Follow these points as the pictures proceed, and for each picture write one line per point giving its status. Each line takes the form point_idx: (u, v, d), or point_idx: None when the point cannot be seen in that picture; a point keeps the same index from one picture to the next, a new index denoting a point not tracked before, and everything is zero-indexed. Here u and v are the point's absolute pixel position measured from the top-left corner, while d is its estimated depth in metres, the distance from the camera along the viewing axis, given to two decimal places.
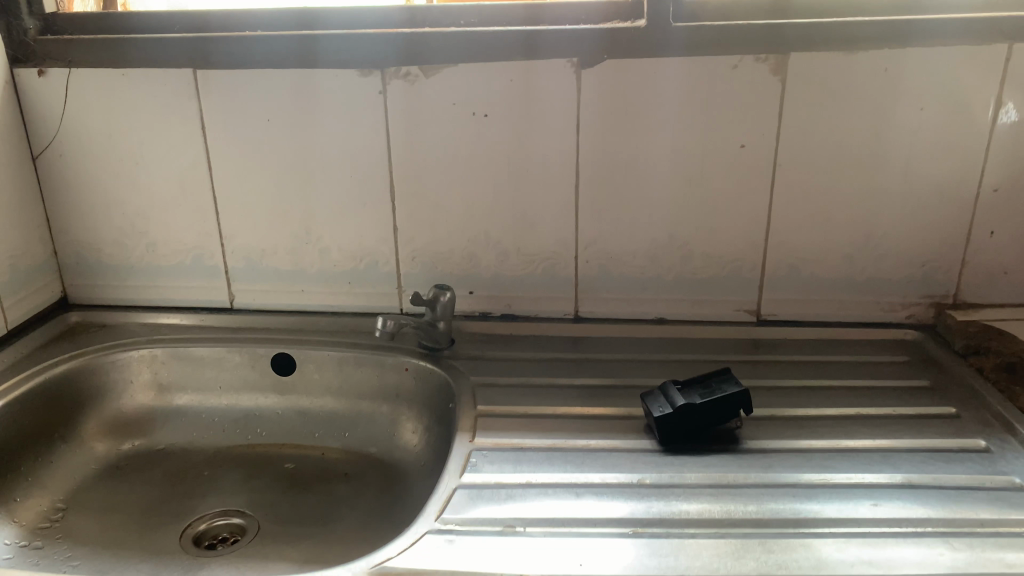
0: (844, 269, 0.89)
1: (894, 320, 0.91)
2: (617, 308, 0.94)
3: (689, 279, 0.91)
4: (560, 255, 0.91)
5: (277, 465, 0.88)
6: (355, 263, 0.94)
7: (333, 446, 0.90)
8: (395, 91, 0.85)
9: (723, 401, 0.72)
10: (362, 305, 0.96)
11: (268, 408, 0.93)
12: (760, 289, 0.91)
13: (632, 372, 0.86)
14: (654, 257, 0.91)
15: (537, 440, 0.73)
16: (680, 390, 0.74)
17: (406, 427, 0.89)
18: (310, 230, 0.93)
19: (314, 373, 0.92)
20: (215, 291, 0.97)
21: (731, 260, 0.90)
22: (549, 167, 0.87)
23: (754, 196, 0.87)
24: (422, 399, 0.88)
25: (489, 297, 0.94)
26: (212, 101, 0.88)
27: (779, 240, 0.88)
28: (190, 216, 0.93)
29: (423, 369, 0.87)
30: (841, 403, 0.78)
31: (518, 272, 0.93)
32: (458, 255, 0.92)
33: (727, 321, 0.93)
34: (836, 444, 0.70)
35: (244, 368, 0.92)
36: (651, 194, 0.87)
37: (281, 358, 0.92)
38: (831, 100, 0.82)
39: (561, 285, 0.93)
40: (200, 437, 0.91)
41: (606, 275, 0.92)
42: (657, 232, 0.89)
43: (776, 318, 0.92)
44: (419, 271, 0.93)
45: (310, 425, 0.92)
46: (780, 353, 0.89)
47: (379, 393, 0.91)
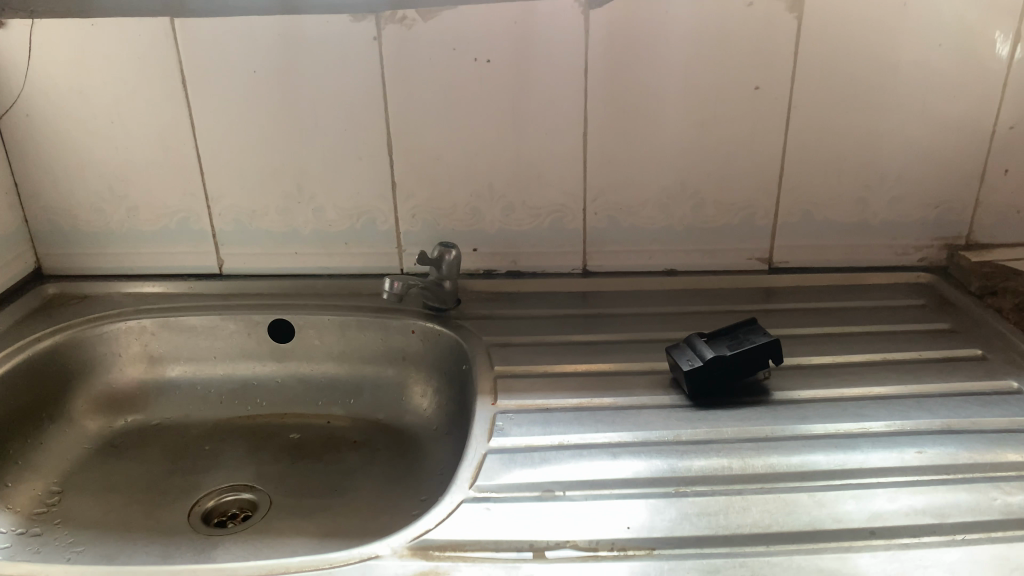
0: (858, 213, 0.88)
1: (907, 264, 0.90)
2: (626, 261, 0.91)
3: (700, 228, 0.89)
4: (567, 207, 0.88)
5: (282, 435, 0.85)
6: (352, 222, 0.89)
7: (339, 413, 0.87)
8: (391, 37, 0.80)
9: (754, 353, 0.69)
10: (360, 266, 0.92)
11: (267, 376, 0.89)
12: (773, 236, 0.89)
13: (648, 325, 0.83)
14: (666, 207, 0.88)
15: (562, 400, 0.70)
16: (707, 343, 0.71)
17: (415, 390, 0.86)
18: (302, 188, 0.88)
19: (315, 339, 0.88)
20: (203, 256, 0.92)
21: (744, 207, 0.87)
22: (555, 115, 0.83)
23: (767, 140, 0.84)
24: (431, 361, 0.85)
25: (494, 254, 0.91)
26: (191, 52, 0.82)
27: (792, 185, 0.86)
28: (173, 177, 0.88)
29: (431, 330, 0.84)
30: (866, 347, 0.76)
31: (524, 227, 0.89)
32: (461, 210, 0.88)
33: (739, 271, 0.91)
34: (869, 391, 0.69)
35: (240, 336, 0.88)
36: (662, 140, 0.84)
37: (279, 325, 0.87)
38: (850, 37, 0.79)
39: (568, 238, 0.90)
40: (197, 411, 0.87)
41: (615, 227, 0.89)
42: (668, 180, 0.86)
43: (788, 266, 0.90)
44: (420, 228, 0.89)
45: (314, 393, 0.88)
46: (794, 300, 0.87)
47: (384, 357, 0.87)
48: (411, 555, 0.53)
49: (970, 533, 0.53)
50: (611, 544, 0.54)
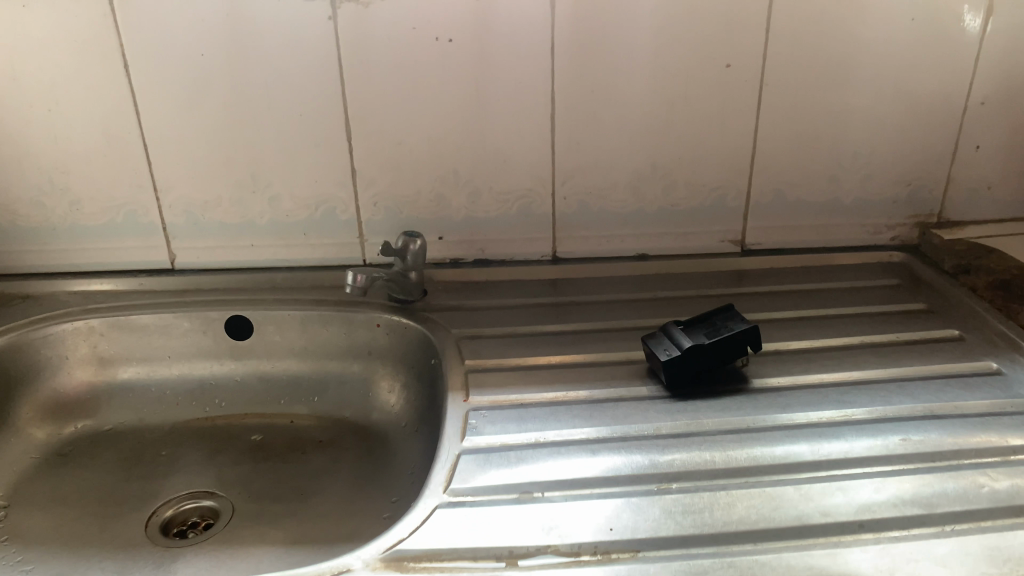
0: (831, 192, 0.86)
1: (879, 243, 0.89)
2: (597, 246, 0.88)
3: (672, 211, 0.86)
4: (535, 191, 0.85)
5: (243, 438, 0.81)
6: (310, 212, 0.85)
7: (302, 412, 0.83)
8: (347, 17, 0.76)
9: (732, 341, 0.67)
10: (321, 257, 0.88)
11: (225, 375, 0.85)
12: (745, 218, 0.87)
13: (622, 313, 0.81)
14: (636, 189, 0.85)
15: (537, 395, 0.68)
16: (683, 331, 0.69)
17: (382, 386, 0.82)
18: (257, 177, 0.84)
19: (275, 336, 0.84)
20: (153, 251, 0.87)
21: (716, 188, 0.85)
22: (521, 96, 0.80)
23: (739, 119, 0.82)
24: (398, 355, 0.82)
25: (460, 242, 0.87)
26: (133, 34, 0.77)
27: (764, 165, 0.84)
28: (118, 167, 0.83)
29: (397, 323, 0.81)
30: (843, 329, 0.75)
31: (491, 213, 0.86)
32: (425, 197, 0.85)
33: (712, 253, 0.89)
34: (849, 376, 0.68)
35: (196, 335, 0.84)
36: (631, 121, 0.82)
37: (236, 321, 0.83)
38: (824, 12, 0.77)
39: (537, 224, 0.87)
40: (152, 415, 0.83)
41: (585, 211, 0.86)
42: (639, 162, 0.84)
43: (761, 247, 0.89)
44: (383, 217, 0.86)
45: (275, 391, 0.84)
46: (768, 282, 0.85)
47: (349, 352, 0.83)
48: (385, 568, 0.50)
49: (960, 524, 0.51)
50: (593, 548, 0.51)
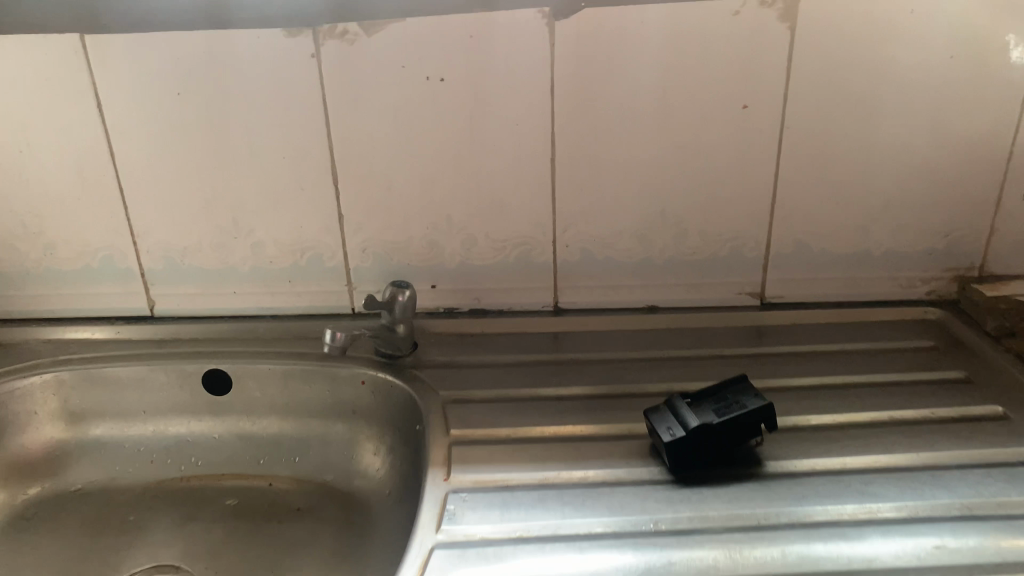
0: (860, 243, 0.78)
1: (913, 297, 0.81)
2: (602, 297, 0.82)
3: (684, 261, 0.79)
4: (535, 238, 0.79)
5: (216, 502, 0.76)
6: (295, 258, 0.80)
7: (281, 474, 0.78)
8: (331, 54, 0.71)
9: (743, 419, 0.60)
10: (306, 306, 0.82)
11: (203, 433, 0.79)
12: (764, 269, 0.80)
13: (627, 376, 0.74)
14: (645, 238, 0.78)
15: (525, 476, 0.61)
16: (690, 405, 0.62)
17: (366, 448, 0.77)
18: (238, 222, 0.78)
19: (255, 391, 0.78)
20: (131, 298, 0.82)
21: (732, 238, 0.78)
22: (519, 138, 0.74)
23: (758, 164, 0.75)
24: (384, 416, 0.76)
25: (454, 291, 0.81)
26: (107, 73, 0.73)
27: (786, 213, 0.77)
28: (94, 210, 0.78)
29: (382, 382, 0.75)
30: (871, 402, 0.67)
31: (487, 261, 0.80)
32: (416, 244, 0.79)
33: (728, 307, 0.81)
34: (876, 462, 0.60)
35: (172, 389, 0.79)
36: (638, 165, 0.75)
37: (214, 375, 0.78)
38: (850, 49, 0.70)
39: (537, 273, 0.80)
40: (124, 474, 0.78)
41: (589, 259, 0.80)
42: (647, 209, 0.77)
43: (782, 301, 0.81)
44: (372, 264, 0.80)
45: (253, 450, 0.79)
46: (789, 341, 0.78)
47: (332, 410, 0.78)
48: None
49: None
50: None
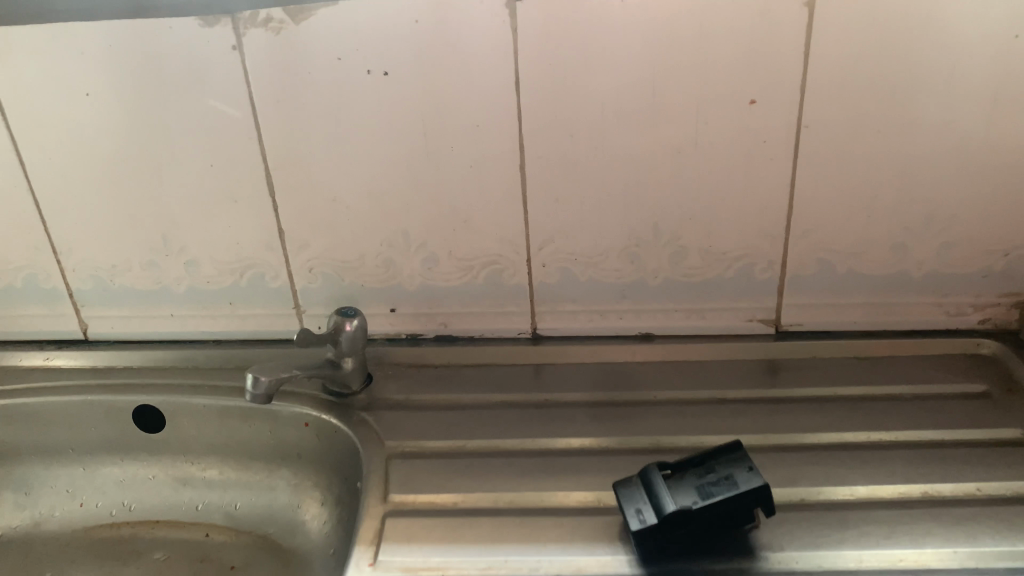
0: (898, 263, 0.65)
1: (964, 326, 0.67)
2: (588, 324, 0.70)
3: (683, 284, 0.67)
4: (505, 257, 0.67)
5: (145, 556, 0.67)
6: (234, 278, 0.70)
7: (219, 523, 0.69)
8: (255, 46, 0.60)
9: (732, 503, 0.49)
10: (251, 331, 0.73)
11: (136, 473, 0.71)
12: (779, 293, 0.67)
13: (608, 425, 0.63)
14: (635, 256, 0.66)
15: (465, 562, 0.51)
16: (669, 481, 0.51)
17: (312, 498, 0.67)
18: (168, 238, 0.69)
19: (191, 430, 0.70)
20: (61, 320, 0.74)
21: (740, 256, 0.65)
22: (480, 142, 0.62)
23: (771, 171, 0.61)
24: (330, 464, 0.66)
25: (416, 316, 0.70)
26: (7, 72, 0.63)
27: (806, 227, 0.63)
28: (10, 226, 0.70)
29: (327, 425, 0.66)
30: (899, 472, 0.55)
31: (452, 283, 0.68)
32: (369, 263, 0.68)
33: (737, 336, 0.69)
34: (899, 560, 0.48)
35: (101, 425, 0.70)
36: (624, 173, 0.62)
37: (145, 412, 0.70)
38: (887, 30, 0.56)
39: (510, 296, 0.69)
40: (51, 519, 0.70)
41: (570, 281, 0.68)
42: (638, 223, 0.64)
43: (801, 329, 0.68)
44: (320, 286, 0.69)
45: (191, 495, 0.70)
46: (806, 381, 0.65)
47: (276, 453, 0.69)
48: None
49: None
50: None
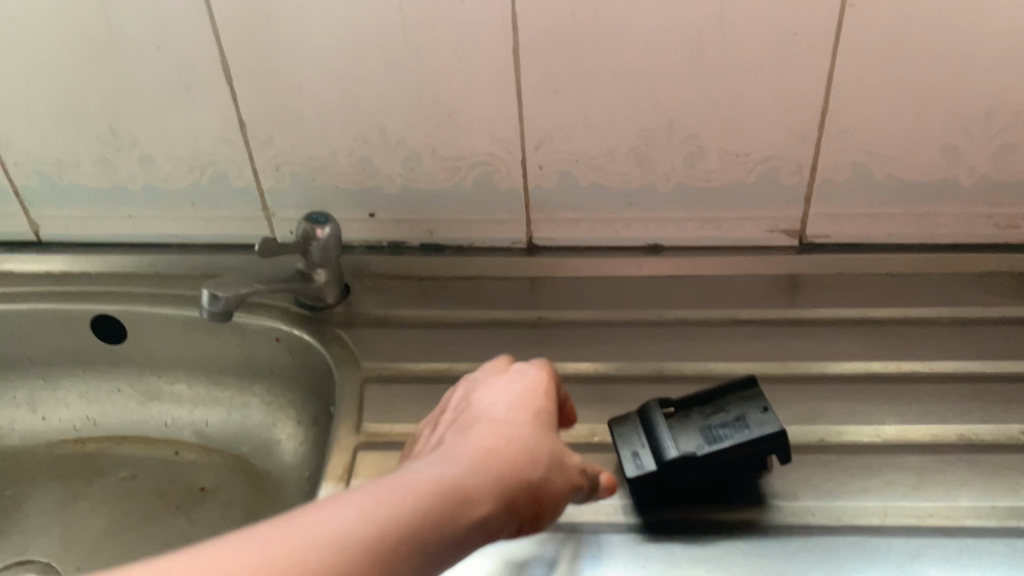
0: (946, 168, 0.56)
1: (1014, 240, 0.59)
2: (590, 233, 0.62)
3: (699, 189, 0.59)
4: (497, 156, 0.59)
5: (110, 475, 0.64)
6: (194, 176, 0.62)
7: (189, 440, 0.65)
8: None
9: (743, 452, 0.43)
10: (217, 234, 0.66)
11: (100, 386, 0.67)
12: (807, 201, 0.59)
13: (609, 349, 0.57)
14: (645, 158, 0.58)
15: None
16: (673, 421, 0.45)
17: (286, 418, 0.63)
18: (117, 130, 0.60)
19: (155, 343, 0.64)
20: (8, 221, 0.66)
21: (765, 158, 0.57)
22: (467, 20, 0.52)
23: (809, 58, 0.52)
24: (304, 382, 0.62)
25: (398, 220, 0.63)
26: None
27: (844, 126, 0.55)
28: None
29: (299, 342, 0.60)
30: (933, 411, 0.49)
31: (437, 184, 0.61)
32: (343, 161, 0.60)
33: (757, 249, 0.62)
34: (930, 516, 0.43)
35: (58, 337, 0.65)
36: (636, 59, 0.53)
37: (104, 322, 0.64)
38: None
39: (503, 201, 0.61)
40: (12, 434, 0.66)
41: (570, 185, 0.60)
42: (649, 119, 0.56)
43: (830, 242, 0.61)
44: (290, 187, 0.62)
45: (159, 411, 0.66)
46: (831, 302, 0.58)
47: (247, 369, 0.64)
48: None
49: None
50: None
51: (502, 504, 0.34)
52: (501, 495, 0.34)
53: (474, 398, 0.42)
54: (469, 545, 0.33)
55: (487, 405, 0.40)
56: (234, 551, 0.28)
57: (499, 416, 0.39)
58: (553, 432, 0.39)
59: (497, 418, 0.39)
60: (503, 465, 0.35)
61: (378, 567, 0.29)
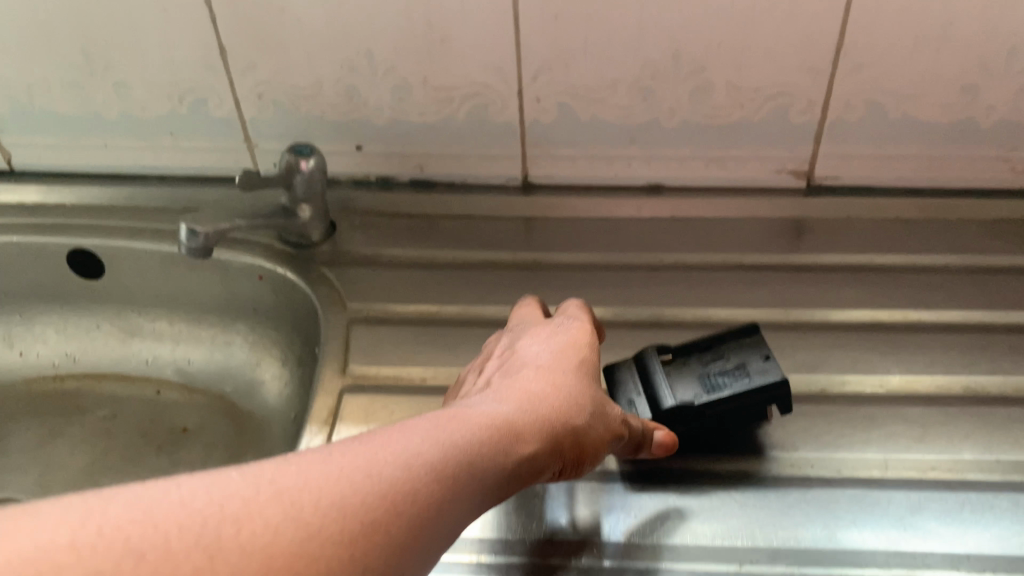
0: (963, 108, 0.53)
1: None
2: (588, 171, 0.60)
3: (704, 127, 0.56)
4: (492, 88, 0.55)
5: (90, 413, 0.62)
6: (173, 104, 0.59)
7: (171, 379, 0.63)
8: None
9: (742, 402, 0.41)
10: (198, 166, 0.63)
11: (79, 322, 0.65)
12: (817, 141, 0.56)
13: (605, 292, 0.54)
14: (648, 92, 0.54)
15: None
16: (669, 369, 0.43)
17: (270, 358, 0.61)
18: (89, 52, 0.57)
19: (134, 279, 0.62)
20: None
21: (775, 95, 0.54)
22: None
23: None
24: (289, 321, 0.60)
25: (387, 154, 0.60)
26: None
27: (860, 61, 0.52)
28: None
29: (282, 280, 0.58)
30: (940, 362, 0.47)
31: (428, 117, 0.57)
32: (329, 91, 0.57)
33: (761, 190, 0.59)
34: (933, 469, 0.42)
35: (34, 270, 0.63)
36: None
37: (80, 257, 0.62)
38: None
39: (498, 135, 0.58)
40: None
41: (568, 119, 0.57)
42: (654, 50, 0.52)
43: (837, 184, 0.58)
44: (274, 117, 0.59)
45: (139, 348, 0.64)
46: (837, 247, 0.56)
47: (230, 307, 0.62)
48: None
49: None
50: None
51: (552, 443, 0.34)
52: (554, 434, 0.34)
53: (519, 345, 0.41)
54: (520, 480, 0.33)
55: (532, 353, 0.40)
56: (310, 461, 0.28)
57: (546, 363, 0.38)
58: (598, 381, 0.39)
59: (544, 364, 0.38)
60: (554, 409, 0.35)
61: (442, 496, 0.29)
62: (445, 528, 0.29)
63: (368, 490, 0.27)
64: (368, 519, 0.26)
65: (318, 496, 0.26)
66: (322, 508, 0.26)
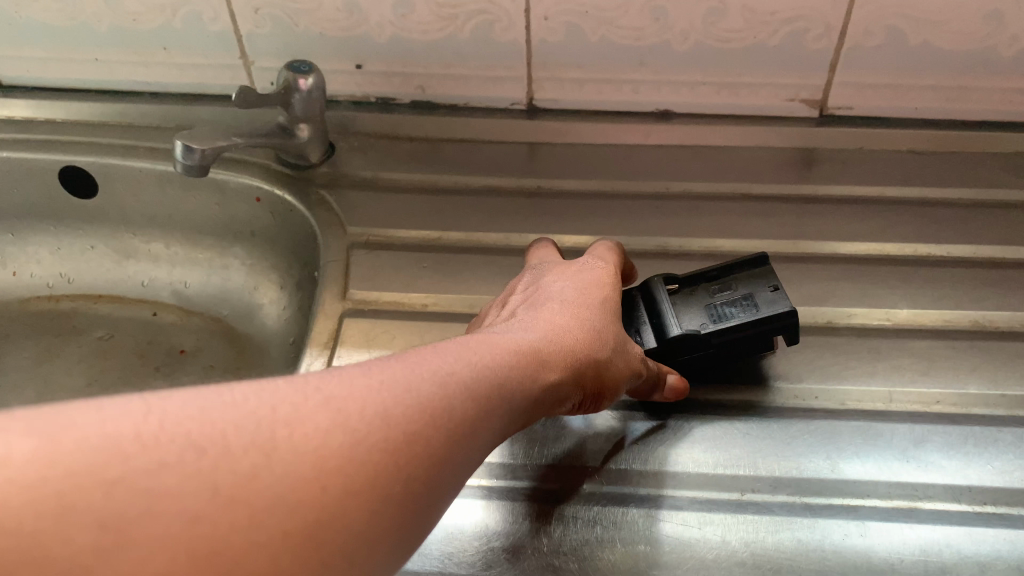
0: (989, 36, 0.51)
1: None
2: (595, 95, 0.58)
3: (717, 51, 0.54)
4: (498, 5, 0.53)
5: (87, 334, 0.61)
6: (166, 17, 0.56)
7: (168, 301, 0.63)
8: None
9: (749, 333, 0.41)
10: (193, 83, 0.61)
11: (73, 242, 0.64)
12: (833, 68, 0.54)
13: (610, 220, 0.54)
14: (660, 13, 0.52)
15: None
16: (675, 299, 0.43)
17: (268, 281, 0.61)
18: None
19: (129, 200, 0.61)
20: None
21: (793, 18, 0.51)
22: None
23: None
24: (287, 245, 0.59)
25: (387, 74, 0.58)
26: None
27: None
28: None
29: (280, 203, 0.57)
30: (947, 296, 0.47)
31: (431, 35, 0.55)
32: (326, 4, 0.54)
33: (772, 119, 0.58)
34: (937, 403, 0.42)
35: (26, 188, 0.61)
36: None
37: (73, 175, 0.60)
38: None
39: (503, 56, 0.56)
40: None
41: (577, 40, 0.54)
42: None
43: (851, 114, 0.57)
44: (270, 31, 0.56)
45: (135, 270, 0.63)
46: (847, 179, 0.55)
47: (227, 229, 0.61)
48: None
49: None
50: None
51: (576, 375, 0.35)
52: (578, 367, 0.35)
53: (543, 280, 0.41)
54: (542, 407, 0.34)
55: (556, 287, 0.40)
56: (351, 372, 0.28)
57: (571, 298, 0.38)
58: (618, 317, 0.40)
59: (570, 299, 0.38)
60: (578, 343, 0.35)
61: (471, 416, 0.29)
62: (475, 447, 0.29)
63: (408, 403, 0.27)
64: (411, 429, 0.26)
65: (362, 404, 0.26)
66: (368, 416, 0.26)
